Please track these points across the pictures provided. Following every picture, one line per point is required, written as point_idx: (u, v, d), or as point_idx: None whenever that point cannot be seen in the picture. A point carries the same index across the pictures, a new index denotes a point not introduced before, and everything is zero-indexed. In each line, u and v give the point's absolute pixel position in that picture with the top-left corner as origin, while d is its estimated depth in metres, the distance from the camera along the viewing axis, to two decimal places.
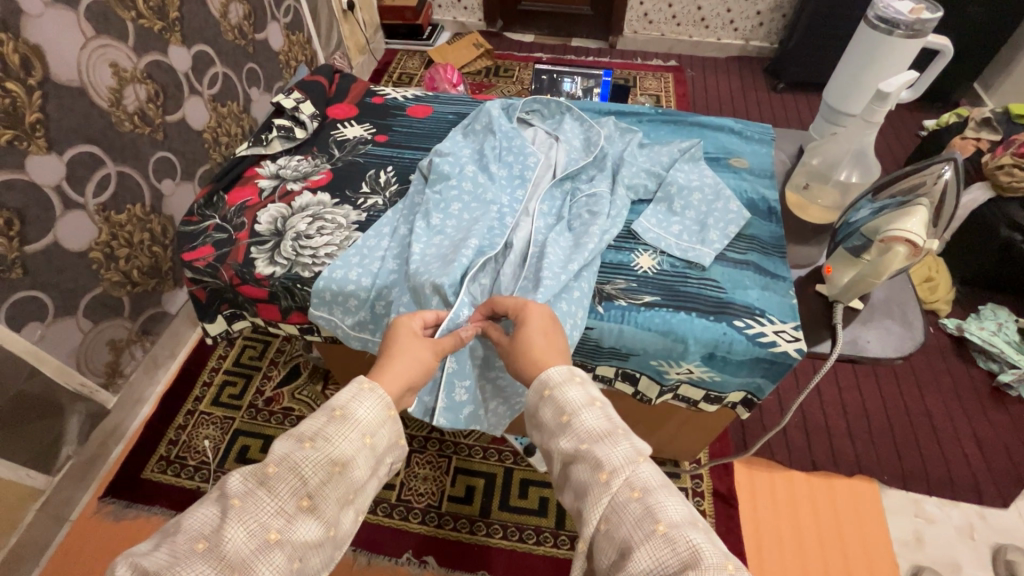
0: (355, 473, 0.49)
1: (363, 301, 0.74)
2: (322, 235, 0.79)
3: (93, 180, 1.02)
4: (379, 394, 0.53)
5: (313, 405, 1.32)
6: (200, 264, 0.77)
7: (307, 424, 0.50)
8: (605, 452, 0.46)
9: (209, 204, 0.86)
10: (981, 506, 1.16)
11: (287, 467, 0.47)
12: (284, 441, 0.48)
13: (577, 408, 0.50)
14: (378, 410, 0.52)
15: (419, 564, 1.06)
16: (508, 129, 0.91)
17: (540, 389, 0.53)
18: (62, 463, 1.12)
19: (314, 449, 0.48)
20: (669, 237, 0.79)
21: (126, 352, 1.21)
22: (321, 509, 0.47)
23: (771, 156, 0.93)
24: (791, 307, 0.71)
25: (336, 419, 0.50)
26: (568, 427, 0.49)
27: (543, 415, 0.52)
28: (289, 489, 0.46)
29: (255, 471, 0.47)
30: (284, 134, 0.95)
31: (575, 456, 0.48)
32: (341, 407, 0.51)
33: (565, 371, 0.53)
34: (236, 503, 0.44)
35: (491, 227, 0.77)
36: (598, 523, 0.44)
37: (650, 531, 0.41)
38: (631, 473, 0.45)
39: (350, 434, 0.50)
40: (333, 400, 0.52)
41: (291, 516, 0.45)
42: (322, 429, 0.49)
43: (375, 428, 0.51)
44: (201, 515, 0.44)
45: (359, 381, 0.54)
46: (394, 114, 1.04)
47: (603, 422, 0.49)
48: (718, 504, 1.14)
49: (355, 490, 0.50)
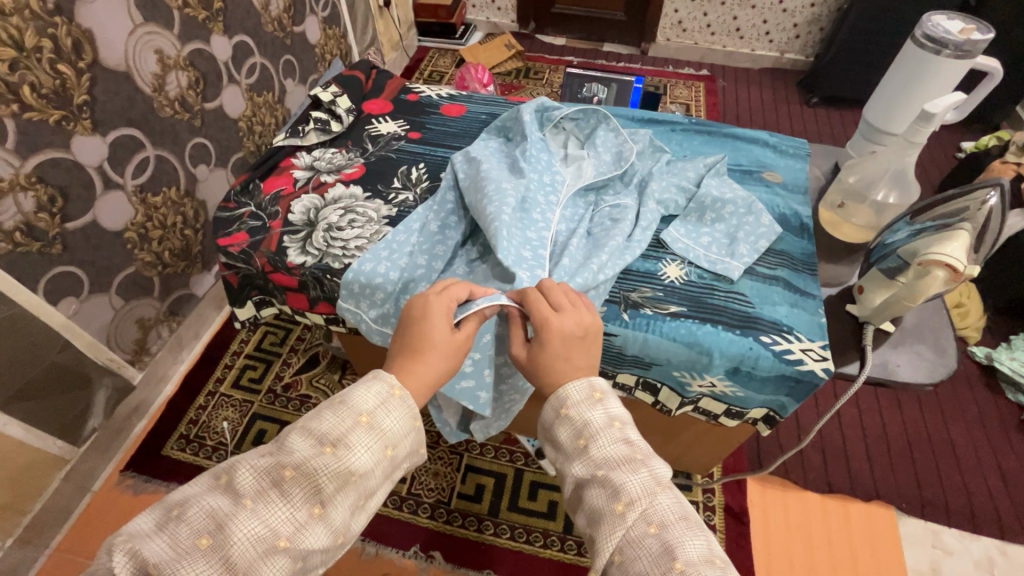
0: (367, 481, 0.50)
1: (389, 294, 0.74)
2: (353, 228, 0.80)
3: (132, 162, 1.05)
4: (408, 404, 0.53)
5: (329, 394, 1.34)
6: (235, 249, 0.79)
7: (330, 427, 0.50)
8: (622, 479, 0.47)
9: (245, 191, 0.87)
10: (1003, 541, 1.13)
11: (304, 471, 0.47)
12: (304, 441, 0.49)
13: (596, 431, 0.51)
14: (404, 421, 0.53)
15: (425, 559, 1.07)
16: (538, 138, 0.90)
17: (556, 406, 0.54)
18: (88, 434, 1.16)
19: (334, 456, 0.48)
20: (698, 248, 0.79)
21: (154, 331, 1.25)
22: (330, 517, 0.48)
23: (805, 171, 0.91)
24: (819, 326, 0.70)
25: (361, 426, 0.50)
26: (585, 452, 0.51)
27: (559, 435, 0.53)
28: (302, 496, 0.47)
29: (270, 471, 0.47)
30: (320, 127, 0.97)
31: (589, 482, 0.49)
32: (369, 414, 0.51)
33: (584, 389, 0.54)
34: (248, 503, 0.45)
35: (527, 236, 0.75)
36: (612, 555, 0.45)
37: (668, 568, 0.41)
38: (647, 505, 0.46)
39: (373, 443, 0.50)
40: (359, 402, 0.52)
41: (302, 523, 0.47)
42: (345, 435, 0.49)
43: (397, 439, 0.52)
44: (209, 506, 0.45)
45: (390, 386, 0.54)
46: (428, 112, 1.05)
47: (621, 447, 0.50)
48: (730, 520, 1.13)
49: (366, 496, 0.51)
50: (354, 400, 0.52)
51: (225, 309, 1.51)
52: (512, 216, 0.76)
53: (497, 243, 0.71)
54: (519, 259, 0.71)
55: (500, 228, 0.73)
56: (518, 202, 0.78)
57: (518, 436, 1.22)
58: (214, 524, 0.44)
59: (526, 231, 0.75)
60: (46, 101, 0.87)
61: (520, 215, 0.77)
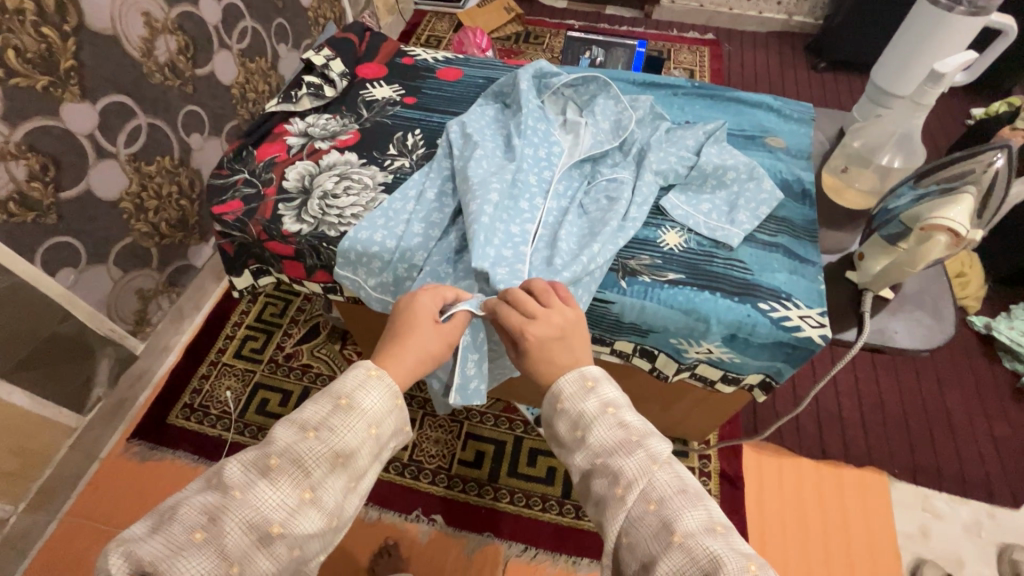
0: (356, 461, 0.51)
1: (386, 263, 0.74)
2: (348, 195, 0.79)
3: (124, 130, 1.03)
4: (386, 383, 0.54)
5: (331, 363, 1.35)
6: (229, 218, 0.78)
7: (311, 414, 0.51)
8: (620, 465, 0.48)
9: (238, 158, 0.85)
10: (990, 505, 1.15)
11: (290, 457, 0.49)
12: (287, 429, 0.50)
13: (590, 421, 0.52)
14: (385, 400, 0.53)
15: (427, 522, 1.10)
16: (535, 106, 0.87)
17: (553, 401, 0.55)
18: (93, 404, 1.18)
19: (317, 439, 0.50)
20: (697, 215, 0.77)
21: (154, 302, 1.26)
22: (322, 500, 0.49)
23: (810, 136, 0.89)
24: (818, 293, 0.70)
25: (341, 409, 0.51)
26: (583, 443, 0.51)
27: (558, 428, 0.54)
28: (291, 482, 0.48)
29: (258, 463, 0.48)
30: (313, 92, 0.94)
31: (592, 471, 0.50)
32: (348, 396, 0.52)
33: (576, 381, 0.54)
34: (237, 495, 0.46)
35: (514, 217, 0.74)
36: (620, 536, 0.46)
37: (668, 542, 0.43)
38: (646, 483, 0.47)
39: (357, 424, 0.51)
40: (341, 387, 0.53)
41: (294, 509, 0.47)
42: (326, 419, 0.51)
43: (381, 418, 0.53)
44: (201, 502, 0.46)
45: (368, 367, 0.54)
46: (423, 76, 1.01)
47: (617, 432, 0.50)
48: (724, 485, 1.15)
49: (357, 477, 0.52)
50: (334, 386, 0.53)
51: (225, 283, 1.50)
52: (505, 188, 0.75)
53: (475, 234, 0.70)
54: (497, 252, 0.70)
55: (479, 218, 0.71)
56: (510, 180, 0.76)
57: (518, 406, 1.23)
58: (206, 517, 0.45)
59: (513, 212, 0.74)
60: (32, 66, 0.84)
61: (514, 188, 0.76)
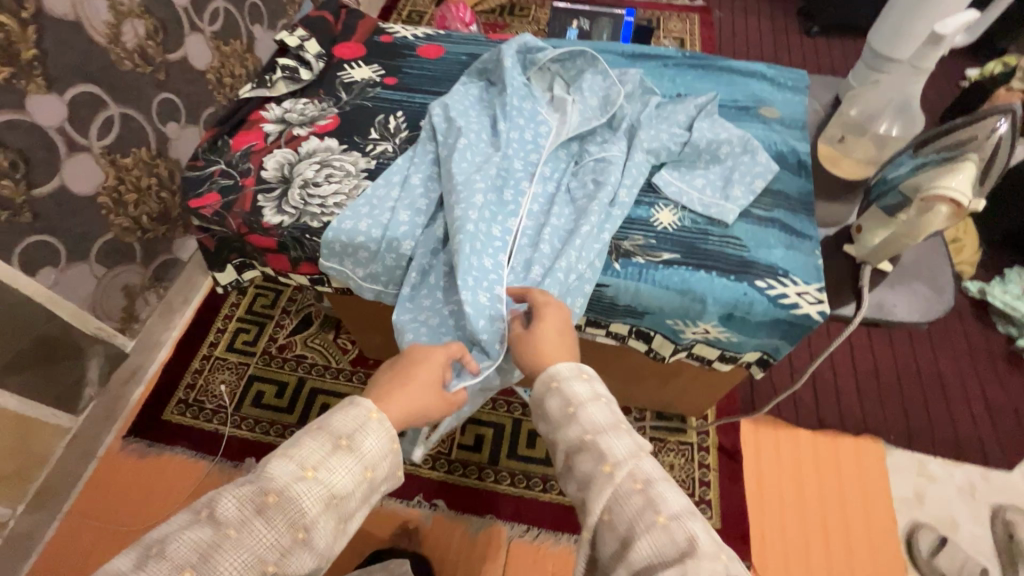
0: (348, 503, 0.52)
1: (373, 252, 0.72)
2: (330, 183, 0.77)
3: (96, 122, 0.99)
4: (385, 427, 0.55)
5: (325, 352, 1.34)
6: (207, 212, 0.75)
7: (310, 452, 0.51)
8: (608, 444, 0.49)
9: (213, 148, 0.82)
10: (984, 467, 1.17)
11: (287, 497, 0.48)
12: (284, 467, 0.50)
13: (583, 400, 0.52)
14: (382, 444, 0.54)
15: (429, 506, 1.11)
16: (520, 84, 0.84)
17: (547, 380, 0.55)
18: (85, 404, 1.17)
19: (314, 480, 0.50)
20: (692, 191, 0.75)
21: (141, 298, 1.23)
22: (314, 542, 0.49)
23: (805, 105, 0.86)
24: (815, 269, 0.68)
25: (341, 449, 0.52)
26: (574, 418, 0.52)
27: (548, 405, 0.54)
28: (286, 522, 0.48)
29: (253, 499, 0.48)
30: (288, 75, 0.90)
31: (579, 447, 0.50)
32: (349, 437, 0.53)
33: (572, 368, 0.55)
34: (232, 533, 0.46)
35: (503, 198, 0.72)
36: (601, 513, 0.47)
37: (651, 522, 0.44)
38: (633, 465, 0.48)
39: (353, 467, 0.52)
40: (340, 425, 0.54)
41: (287, 549, 0.47)
42: (326, 458, 0.51)
43: (377, 462, 0.54)
44: (191, 538, 0.45)
45: (369, 409, 0.55)
46: (403, 55, 0.97)
47: (608, 415, 0.51)
48: (723, 458, 1.16)
49: (346, 518, 0.53)
50: (334, 424, 0.54)
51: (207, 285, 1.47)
52: (492, 174, 0.73)
53: (462, 222, 0.67)
54: (483, 244, 0.68)
55: (465, 204, 0.69)
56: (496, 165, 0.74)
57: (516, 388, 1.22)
58: (196, 554, 0.45)
59: (501, 193, 0.73)
60: None
61: (501, 172, 0.74)
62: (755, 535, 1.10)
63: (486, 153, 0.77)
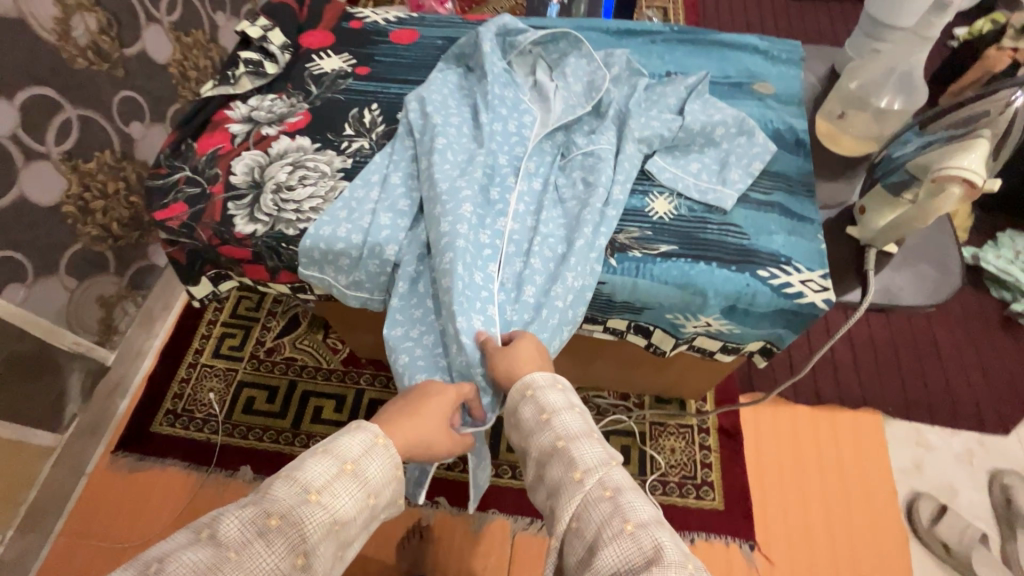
0: (349, 528, 0.50)
1: (356, 259, 0.69)
2: (305, 186, 0.72)
3: (52, 126, 0.93)
4: (390, 452, 0.54)
5: (315, 354, 1.30)
6: (174, 223, 0.71)
7: (315, 473, 0.50)
8: (579, 451, 0.51)
9: (176, 153, 0.77)
10: (981, 434, 1.18)
11: (291, 520, 0.47)
12: (288, 488, 0.48)
13: (557, 408, 0.54)
14: (387, 469, 0.53)
15: (431, 505, 1.09)
16: (501, 70, 0.79)
17: (521, 389, 0.56)
18: (69, 421, 1.13)
19: (318, 503, 0.48)
20: (687, 177, 0.72)
21: (119, 308, 1.19)
22: (313, 567, 0.47)
23: (800, 79, 0.83)
24: (818, 254, 0.66)
25: (346, 473, 0.51)
26: (548, 424, 0.53)
27: (523, 414, 0.55)
28: (287, 545, 0.46)
29: (255, 519, 0.46)
30: (252, 70, 0.84)
31: (551, 454, 0.52)
32: (353, 462, 0.52)
33: (548, 377, 0.56)
34: (234, 555, 0.44)
35: (490, 198, 0.69)
36: (569, 521, 0.48)
37: (619, 530, 0.44)
38: (603, 473, 0.49)
39: (356, 491, 0.51)
40: (345, 448, 0.52)
41: (285, 574, 0.46)
42: (330, 482, 0.50)
43: (380, 487, 0.53)
44: (190, 560, 0.43)
45: (374, 433, 0.54)
46: (375, 41, 0.91)
47: (580, 423, 0.53)
48: (723, 439, 1.16)
49: (344, 545, 0.51)
50: (339, 447, 0.52)
51: (184, 296, 1.43)
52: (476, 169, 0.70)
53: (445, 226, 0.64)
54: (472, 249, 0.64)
55: (456, 219, 0.65)
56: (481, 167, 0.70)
57: None
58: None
59: (489, 193, 0.69)
60: None
61: (484, 167, 0.70)
62: (758, 515, 1.10)
63: (469, 149, 0.73)
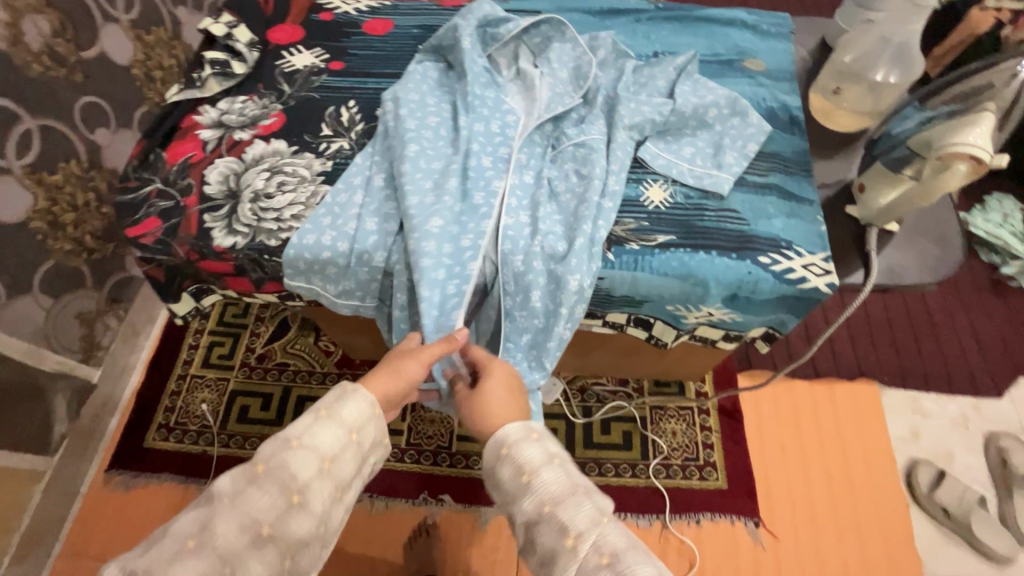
0: (339, 467, 0.54)
1: (343, 267, 0.66)
2: (284, 193, 0.69)
3: (10, 139, 0.88)
4: (361, 395, 0.57)
5: (308, 358, 1.28)
6: (148, 240, 0.67)
7: (293, 426, 0.54)
8: (569, 515, 0.52)
9: (145, 164, 0.73)
10: (975, 397, 1.19)
11: (277, 464, 0.51)
12: (272, 441, 0.53)
13: (535, 465, 0.55)
14: (362, 410, 0.57)
15: (436, 502, 1.09)
16: (480, 64, 0.76)
17: (497, 446, 0.57)
18: (57, 442, 1.10)
19: (300, 446, 0.52)
20: (681, 162, 0.70)
21: (100, 323, 1.15)
22: (310, 503, 0.51)
23: (790, 53, 0.81)
24: (819, 236, 0.65)
25: (322, 418, 0.55)
26: (530, 487, 0.54)
27: (502, 474, 0.56)
28: (278, 488, 0.50)
29: (244, 471, 0.50)
30: (219, 71, 0.80)
31: (538, 519, 0.53)
32: (327, 409, 0.56)
33: (523, 429, 0.57)
34: (228, 500, 0.48)
35: (473, 202, 0.67)
36: None
37: None
38: (597, 537, 0.50)
39: (336, 430, 0.55)
40: (319, 402, 0.57)
41: (283, 511, 0.50)
42: (308, 428, 0.54)
43: (360, 424, 0.56)
44: (193, 514, 0.48)
45: (343, 386, 0.58)
46: (348, 33, 0.87)
47: (564, 480, 0.54)
48: (724, 419, 1.16)
49: (343, 486, 0.55)
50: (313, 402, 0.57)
51: (163, 310, 1.39)
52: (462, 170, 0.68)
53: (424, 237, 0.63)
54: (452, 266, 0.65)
55: (423, 238, 0.64)
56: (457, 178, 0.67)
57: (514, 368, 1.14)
58: (197, 526, 0.47)
59: (471, 196, 0.67)
60: None
61: (471, 164, 0.68)
62: (761, 492, 1.11)
63: (445, 155, 0.70)
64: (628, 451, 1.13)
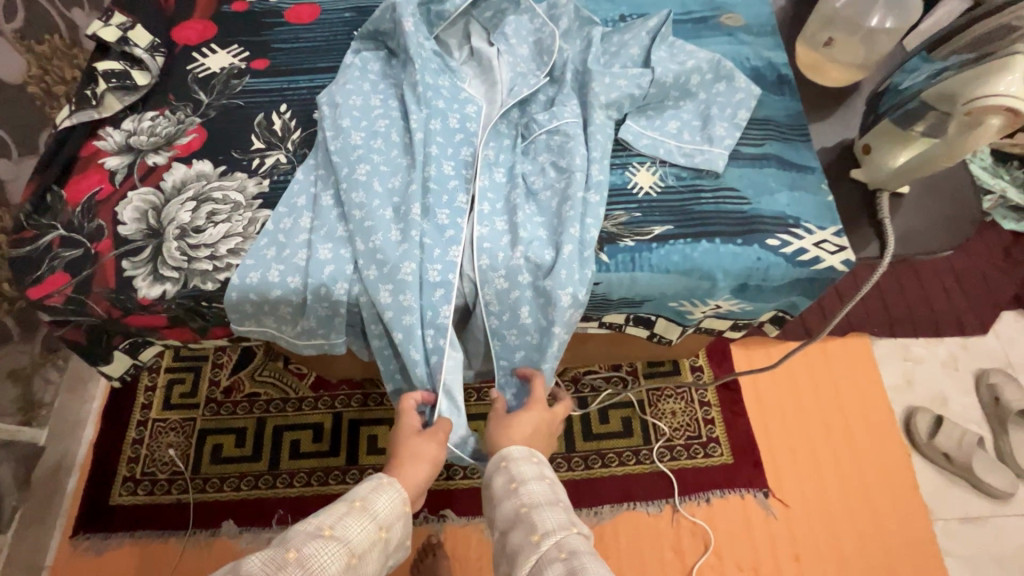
0: (364, 565, 0.48)
1: (299, 305, 0.59)
2: (216, 224, 0.60)
3: None
4: (396, 488, 0.52)
5: (279, 383, 1.16)
6: (55, 301, 0.59)
7: (324, 515, 0.49)
8: (540, 516, 0.50)
9: (40, 208, 0.63)
10: (962, 337, 1.20)
11: (305, 555, 0.45)
12: (301, 527, 0.47)
13: (526, 478, 0.53)
14: (395, 506, 0.51)
15: (437, 519, 1.02)
16: (429, 52, 0.67)
17: (497, 459, 0.55)
18: (8, 515, 1.01)
19: (332, 537, 0.47)
20: (668, 140, 0.64)
21: (38, 378, 1.06)
22: None
23: (766, 2, 0.74)
24: (827, 207, 0.61)
25: (354, 509, 0.50)
26: (515, 493, 0.52)
27: (494, 482, 0.55)
28: None
29: (274, 558, 0.44)
30: (118, 83, 0.68)
31: (513, 523, 0.51)
32: (361, 500, 0.51)
33: (525, 448, 0.55)
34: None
35: (438, 222, 0.59)
36: None
37: None
38: (561, 537, 0.47)
39: (367, 526, 0.49)
40: (352, 491, 0.52)
41: None
42: (339, 518, 0.48)
43: (391, 521, 0.51)
44: None
45: (379, 476, 0.53)
46: (271, 25, 0.76)
47: (546, 491, 0.52)
48: (721, 392, 1.13)
49: None
50: (348, 490, 0.52)
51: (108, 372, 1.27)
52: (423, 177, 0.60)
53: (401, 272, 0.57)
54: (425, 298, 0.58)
55: (383, 281, 0.57)
56: (417, 196, 0.59)
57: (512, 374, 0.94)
58: None
59: (434, 215, 0.59)
60: None
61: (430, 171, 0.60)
62: (768, 461, 1.09)
63: (400, 167, 0.62)
64: (629, 438, 1.09)
